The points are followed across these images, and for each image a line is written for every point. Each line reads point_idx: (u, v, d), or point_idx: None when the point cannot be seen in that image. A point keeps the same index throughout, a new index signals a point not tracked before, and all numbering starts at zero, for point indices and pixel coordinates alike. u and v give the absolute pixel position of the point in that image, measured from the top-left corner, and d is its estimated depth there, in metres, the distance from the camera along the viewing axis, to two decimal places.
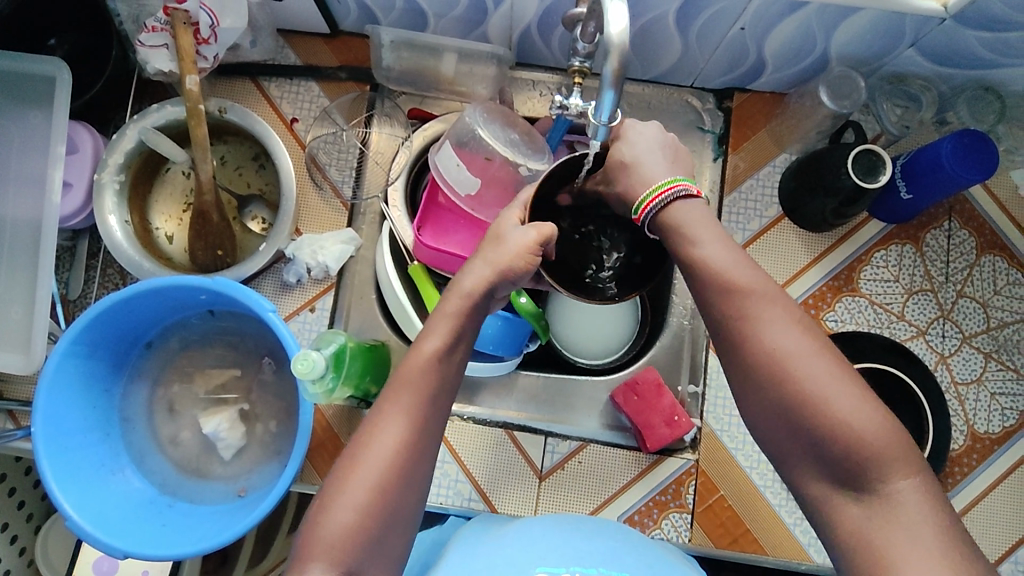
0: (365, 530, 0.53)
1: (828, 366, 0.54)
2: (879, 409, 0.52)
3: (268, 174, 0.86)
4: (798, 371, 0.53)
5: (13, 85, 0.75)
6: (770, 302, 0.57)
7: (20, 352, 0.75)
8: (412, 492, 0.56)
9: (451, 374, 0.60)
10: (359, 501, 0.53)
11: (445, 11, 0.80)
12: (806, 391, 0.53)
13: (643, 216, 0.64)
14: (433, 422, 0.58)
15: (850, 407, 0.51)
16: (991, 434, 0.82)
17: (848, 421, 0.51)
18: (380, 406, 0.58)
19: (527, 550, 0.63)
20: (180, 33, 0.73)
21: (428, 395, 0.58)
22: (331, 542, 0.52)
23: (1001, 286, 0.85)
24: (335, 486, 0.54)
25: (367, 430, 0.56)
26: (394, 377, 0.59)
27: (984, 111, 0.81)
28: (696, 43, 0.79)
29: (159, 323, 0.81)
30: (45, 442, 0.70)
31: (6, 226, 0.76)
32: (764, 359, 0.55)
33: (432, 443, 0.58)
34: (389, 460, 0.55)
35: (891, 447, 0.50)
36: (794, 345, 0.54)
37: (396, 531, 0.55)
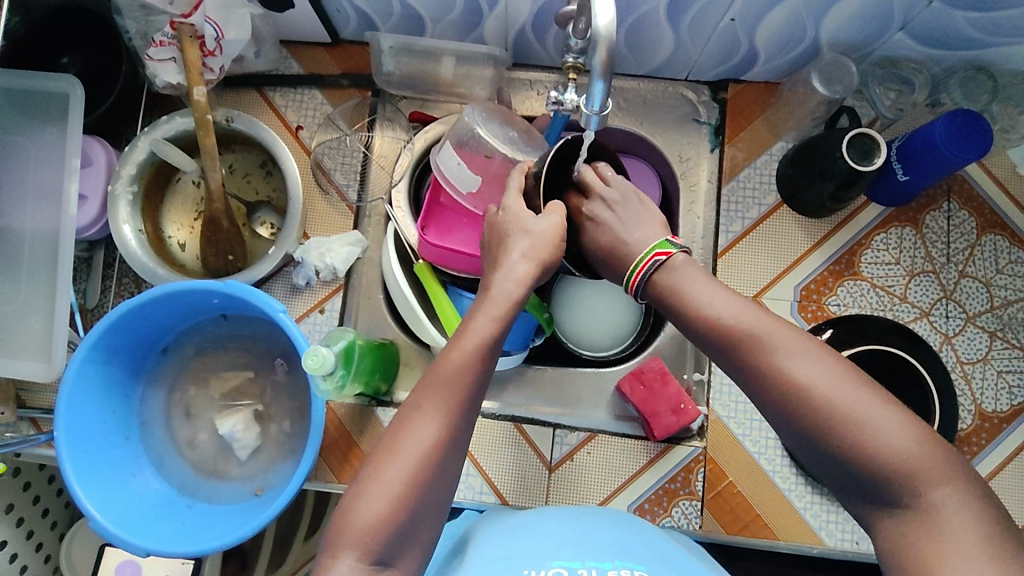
0: (396, 520, 0.54)
1: (849, 381, 0.52)
2: (911, 424, 0.50)
3: (275, 181, 0.88)
4: (821, 393, 0.52)
5: (27, 102, 0.78)
6: (779, 329, 0.56)
7: (41, 360, 0.77)
8: (443, 487, 0.57)
9: (487, 375, 0.62)
10: (394, 490, 0.54)
11: (441, 15, 0.83)
12: (828, 411, 0.51)
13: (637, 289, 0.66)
14: (467, 416, 0.59)
15: (872, 427, 0.50)
16: (999, 413, 0.82)
17: (872, 437, 0.50)
18: (417, 398, 0.59)
19: (538, 545, 0.64)
20: (187, 47, 0.75)
21: (466, 394, 0.59)
22: (363, 530, 0.53)
23: (1003, 265, 0.85)
24: (368, 476, 0.56)
25: (401, 423, 0.58)
26: (430, 373, 0.60)
27: (977, 91, 0.82)
28: (688, 35, 0.81)
29: (175, 329, 0.83)
30: (69, 446, 0.72)
31: (25, 239, 0.78)
32: (781, 383, 0.54)
33: (464, 438, 0.60)
34: (423, 452, 0.56)
35: (929, 460, 0.49)
36: (820, 370, 0.53)
37: (425, 522, 0.56)
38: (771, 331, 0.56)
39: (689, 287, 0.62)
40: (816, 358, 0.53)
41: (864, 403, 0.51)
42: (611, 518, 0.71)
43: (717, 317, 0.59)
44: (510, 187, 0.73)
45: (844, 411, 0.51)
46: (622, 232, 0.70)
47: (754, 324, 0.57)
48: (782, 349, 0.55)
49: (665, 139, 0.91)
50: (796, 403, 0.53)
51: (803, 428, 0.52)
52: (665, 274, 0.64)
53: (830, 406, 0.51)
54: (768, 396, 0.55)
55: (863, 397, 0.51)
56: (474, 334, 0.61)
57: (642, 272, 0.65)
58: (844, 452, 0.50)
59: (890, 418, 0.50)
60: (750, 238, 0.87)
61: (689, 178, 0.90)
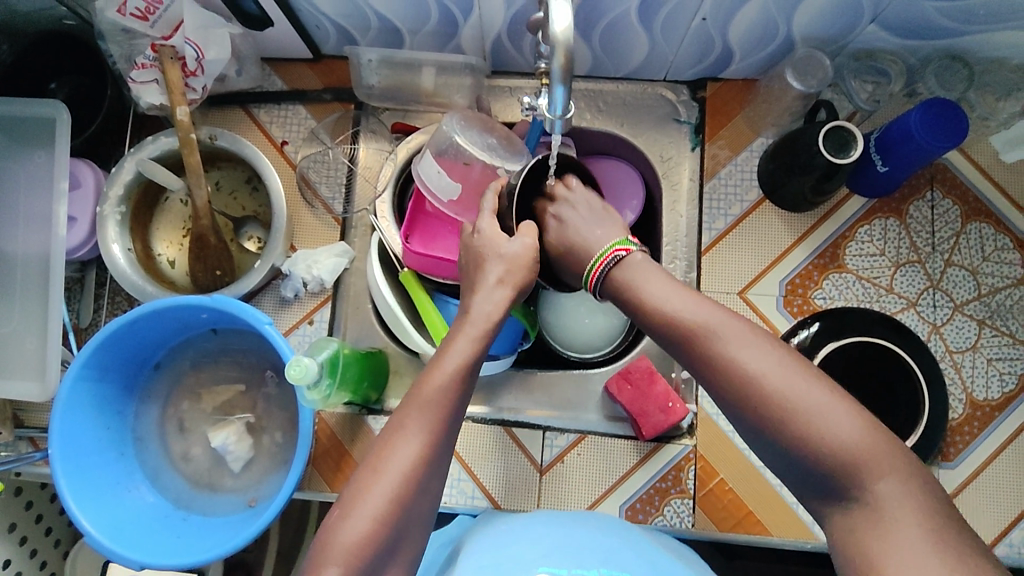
0: (380, 536, 0.54)
1: (801, 375, 0.52)
2: (862, 415, 0.50)
3: (261, 196, 0.90)
4: (775, 389, 0.52)
5: (17, 129, 0.80)
6: (731, 324, 0.56)
7: (36, 380, 0.79)
8: (425, 498, 0.57)
9: (469, 390, 0.62)
10: (375, 512, 0.54)
11: (418, 27, 0.84)
12: (780, 405, 0.51)
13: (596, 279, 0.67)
14: (450, 428, 0.60)
15: (824, 420, 0.50)
16: (991, 401, 0.82)
17: (825, 429, 0.50)
18: (400, 414, 0.59)
19: (520, 552, 0.64)
20: (169, 69, 0.78)
21: (448, 410, 0.59)
22: (348, 545, 0.53)
23: (989, 252, 0.85)
24: (354, 492, 0.55)
25: (385, 441, 0.58)
26: (416, 390, 0.60)
27: (953, 79, 0.82)
28: (662, 36, 0.81)
29: (166, 345, 0.84)
30: (63, 463, 0.73)
31: (17, 262, 0.80)
32: (735, 378, 0.54)
33: (448, 450, 0.60)
34: (409, 467, 0.56)
35: (880, 449, 0.49)
36: (773, 365, 0.53)
37: (409, 534, 0.56)
38: (730, 333, 0.55)
39: (645, 287, 0.62)
40: (782, 369, 0.52)
41: (815, 396, 0.51)
42: (603, 524, 0.72)
43: (673, 312, 0.59)
44: (483, 211, 0.74)
45: (795, 404, 0.51)
46: (598, 230, 0.70)
47: (720, 332, 0.56)
48: (734, 344, 0.55)
49: (646, 139, 0.92)
50: (750, 398, 0.53)
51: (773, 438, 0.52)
52: (629, 276, 0.64)
53: (782, 400, 0.51)
54: (723, 392, 0.55)
55: (814, 389, 0.51)
56: (449, 356, 0.62)
57: (601, 267, 0.66)
58: (801, 446, 0.50)
59: (840, 411, 0.50)
60: (732, 235, 0.87)
61: (671, 177, 0.91)
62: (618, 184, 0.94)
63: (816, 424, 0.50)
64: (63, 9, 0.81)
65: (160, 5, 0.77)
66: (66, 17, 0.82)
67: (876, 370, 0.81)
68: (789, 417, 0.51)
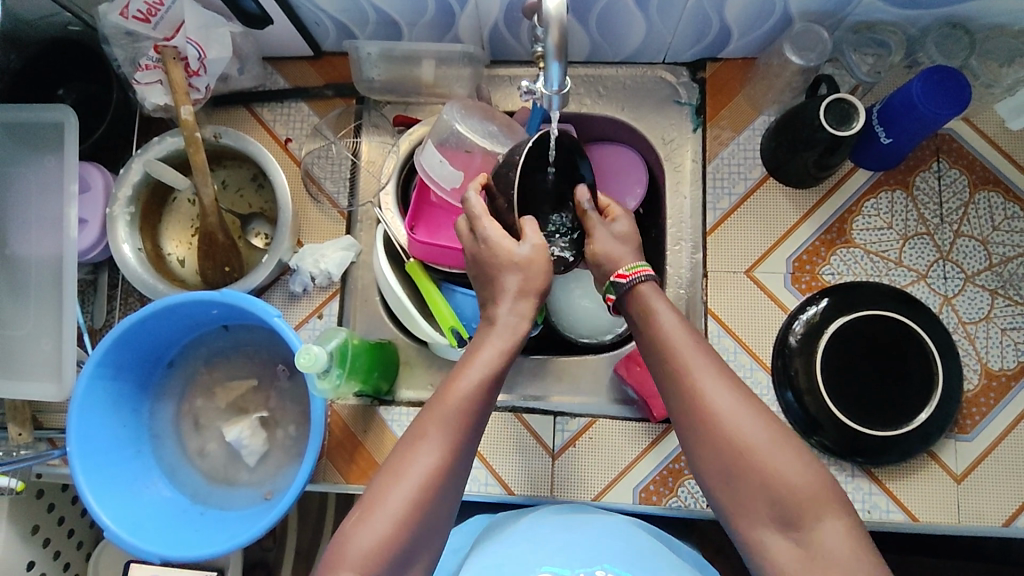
0: (397, 545, 0.54)
1: (755, 415, 0.58)
2: (812, 461, 0.57)
3: (267, 193, 0.91)
4: (730, 429, 0.58)
5: (26, 135, 0.81)
6: (703, 357, 0.61)
7: (52, 381, 0.80)
8: (446, 506, 0.58)
9: (492, 399, 0.62)
10: (393, 518, 0.55)
11: (416, 19, 0.84)
12: (733, 441, 0.57)
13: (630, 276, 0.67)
14: (473, 431, 0.60)
15: (777, 462, 0.56)
16: (1007, 371, 0.81)
17: (778, 468, 0.56)
18: (420, 422, 0.60)
19: (529, 551, 0.65)
20: (171, 68, 0.79)
21: (470, 421, 0.60)
22: (367, 549, 0.54)
23: (999, 221, 0.84)
24: (373, 496, 0.56)
25: (406, 447, 0.58)
26: (440, 395, 0.61)
27: (955, 48, 0.81)
28: (659, 17, 0.81)
29: (178, 342, 0.86)
30: (81, 459, 0.75)
31: (31, 266, 0.81)
32: (696, 405, 0.59)
33: (466, 465, 0.60)
34: (427, 475, 0.57)
35: (828, 495, 0.55)
36: (729, 400, 0.59)
37: (427, 541, 0.57)
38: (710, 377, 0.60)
39: (649, 306, 0.66)
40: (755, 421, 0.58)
41: (772, 443, 0.57)
42: (605, 525, 0.70)
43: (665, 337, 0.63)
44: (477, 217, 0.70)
45: (745, 444, 0.57)
46: None
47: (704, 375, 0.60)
48: (697, 373, 0.60)
49: (647, 122, 0.92)
50: (705, 429, 0.58)
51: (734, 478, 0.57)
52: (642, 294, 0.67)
53: (738, 437, 0.57)
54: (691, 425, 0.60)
55: (770, 431, 0.57)
56: (472, 367, 0.62)
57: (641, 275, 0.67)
58: (750, 481, 0.56)
59: (789, 455, 0.56)
60: (737, 215, 0.87)
61: (674, 159, 0.91)
62: (623, 171, 0.95)
63: (770, 463, 0.56)
64: (68, 15, 0.83)
65: (162, 6, 0.79)
66: (72, 22, 0.84)
67: (898, 354, 0.80)
68: (738, 454, 0.57)
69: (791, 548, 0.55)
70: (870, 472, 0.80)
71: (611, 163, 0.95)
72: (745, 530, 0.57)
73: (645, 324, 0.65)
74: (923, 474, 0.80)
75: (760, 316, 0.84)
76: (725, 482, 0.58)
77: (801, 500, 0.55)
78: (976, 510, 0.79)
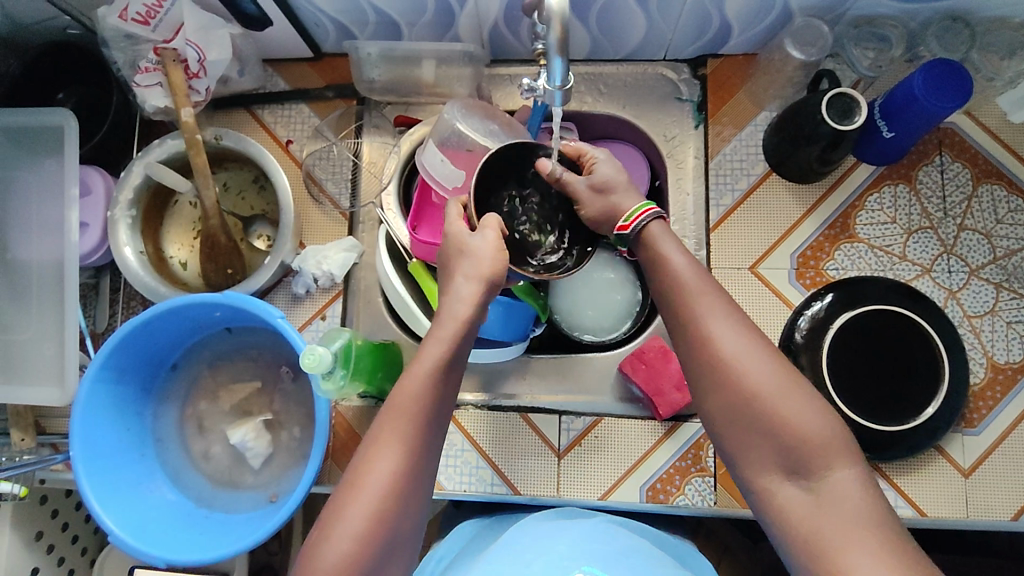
0: (364, 557, 0.54)
1: (765, 363, 0.58)
2: (824, 411, 0.57)
3: (269, 195, 0.91)
4: (740, 373, 0.58)
5: (25, 138, 0.81)
6: (711, 300, 0.62)
7: (55, 385, 0.80)
8: (412, 512, 0.57)
9: (446, 396, 0.61)
10: (355, 532, 0.54)
11: (415, 19, 0.84)
12: (743, 386, 0.58)
13: (632, 224, 0.68)
14: (428, 435, 0.59)
15: (782, 406, 0.57)
16: (1012, 364, 0.81)
17: (784, 412, 0.57)
18: (375, 432, 0.59)
19: (522, 556, 0.65)
20: (172, 71, 0.78)
21: (423, 422, 0.59)
22: (332, 566, 0.53)
23: (1002, 214, 0.84)
24: (333, 513, 0.56)
25: (361, 458, 0.58)
26: (390, 403, 0.60)
27: (955, 41, 0.81)
28: (659, 14, 0.81)
29: (181, 345, 0.85)
30: (85, 464, 0.74)
31: (32, 270, 0.81)
32: (710, 349, 0.60)
33: (427, 465, 0.59)
34: (383, 484, 0.56)
35: (838, 446, 0.56)
36: (738, 344, 0.59)
37: (397, 547, 0.56)
38: (722, 319, 0.61)
39: (661, 249, 0.66)
40: (766, 367, 0.58)
41: (780, 388, 0.57)
42: (590, 525, 0.70)
43: (678, 282, 0.64)
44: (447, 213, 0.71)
45: (752, 390, 0.57)
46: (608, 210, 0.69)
47: (714, 317, 0.61)
48: (709, 316, 0.61)
49: (649, 119, 0.92)
50: (714, 375, 0.59)
51: (748, 420, 0.58)
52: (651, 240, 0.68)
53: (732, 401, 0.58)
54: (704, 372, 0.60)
55: (782, 380, 0.58)
56: (418, 363, 0.61)
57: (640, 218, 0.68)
58: (758, 425, 0.57)
59: (795, 400, 0.57)
60: (740, 211, 0.87)
61: (676, 157, 0.90)
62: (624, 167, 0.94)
63: (779, 406, 0.57)
64: (68, 18, 0.82)
65: (161, 8, 0.78)
66: (71, 26, 0.84)
67: (904, 352, 0.79)
68: (746, 400, 0.58)
69: (801, 494, 0.55)
70: (878, 467, 0.80)
71: (616, 160, 0.94)
72: (753, 473, 0.58)
73: (664, 275, 0.65)
74: (932, 469, 0.79)
75: (764, 312, 0.84)
76: (736, 428, 0.58)
77: (808, 446, 0.55)
78: (985, 505, 0.78)
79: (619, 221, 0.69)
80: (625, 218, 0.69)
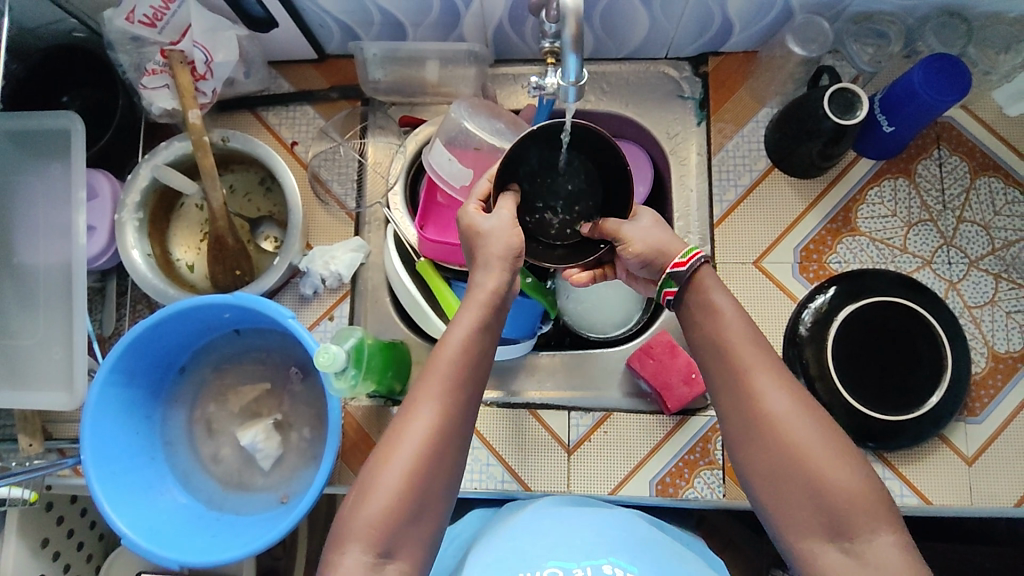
0: (401, 512, 0.55)
1: (809, 423, 0.57)
2: (870, 474, 0.55)
3: (275, 196, 0.91)
4: (782, 424, 0.57)
5: (29, 142, 0.80)
6: (756, 353, 0.60)
7: (63, 390, 0.79)
8: (449, 474, 0.58)
9: (483, 359, 0.61)
10: (393, 487, 0.55)
11: (420, 19, 0.85)
12: (790, 446, 0.56)
13: (689, 262, 0.64)
14: (467, 396, 0.59)
15: (830, 469, 0.55)
16: (1012, 353, 0.83)
17: (829, 475, 0.55)
18: (414, 390, 0.59)
19: (543, 538, 0.64)
20: (179, 73, 0.79)
21: (461, 383, 0.59)
22: (366, 526, 0.55)
23: (1000, 206, 0.85)
24: (372, 469, 0.57)
25: (399, 417, 0.58)
26: (432, 362, 0.60)
27: (953, 37, 0.83)
28: (662, 13, 0.82)
29: (190, 347, 0.85)
30: (95, 468, 0.74)
31: (39, 275, 0.81)
32: (754, 406, 0.58)
33: (466, 425, 0.59)
34: (421, 441, 0.56)
35: (881, 509, 0.54)
36: (785, 405, 0.57)
37: (435, 504, 0.57)
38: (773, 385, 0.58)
39: (709, 297, 0.64)
40: (807, 425, 0.57)
41: (830, 454, 0.55)
42: (597, 517, 0.68)
43: (722, 333, 0.62)
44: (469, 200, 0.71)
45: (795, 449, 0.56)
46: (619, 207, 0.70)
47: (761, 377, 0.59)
48: (757, 371, 0.59)
49: (651, 116, 0.93)
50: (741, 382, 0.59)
51: (784, 469, 0.56)
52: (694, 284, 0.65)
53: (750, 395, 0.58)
54: (741, 425, 0.59)
55: (829, 444, 0.56)
56: (454, 330, 0.61)
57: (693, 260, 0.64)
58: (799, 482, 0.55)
59: (843, 467, 0.55)
60: (744, 207, 0.88)
61: (679, 154, 0.91)
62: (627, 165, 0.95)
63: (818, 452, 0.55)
64: (74, 22, 0.83)
65: (168, 10, 0.79)
66: (76, 29, 0.84)
67: (907, 346, 0.81)
68: (792, 463, 0.56)
69: (841, 558, 0.54)
70: (883, 456, 0.81)
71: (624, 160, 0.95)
72: (787, 527, 0.56)
73: (706, 308, 0.63)
74: (936, 457, 0.81)
75: (770, 305, 0.85)
76: None
77: (854, 513, 0.54)
78: (988, 492, 0.80)
79: (676, 256, 0.66)
80: (682, 255, 0.65)
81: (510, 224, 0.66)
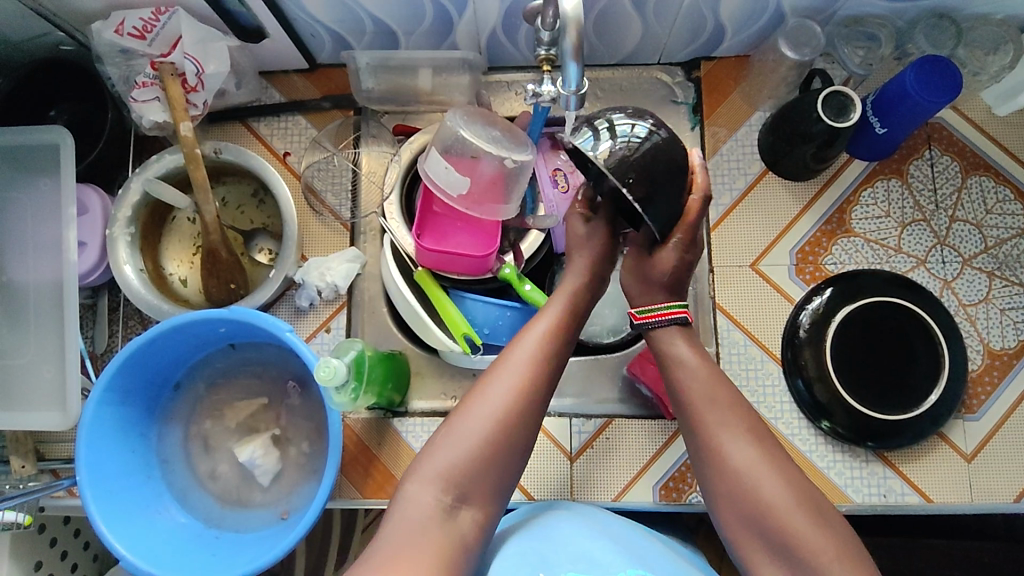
0: (473, 463, 0.57)
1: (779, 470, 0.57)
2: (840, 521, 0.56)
3: (269, 208, 0.90)
4: (753, 468, 0.57)
5: (16, 158, 0.79)
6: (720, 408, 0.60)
7: (56, 409, 0.78)
8: (524, 439, 0.60)
9: (565, 343, 0.65)
10: (467, 438, 0.58)
11: (413, 27, 0.84)
12: (754, 497, 0.56)
13: (639, 319, 0.68)
14: (553, 372, 0.63)
15: (808, 515, 0.55)
16: (1008, 349, 0.83)
17: (798, 525, 0.55)
18: (498, 358, 0.63)
19: (557, 544, 0.61)
20: (169, 84, 0.77)
21: (544, 358, 0.62)
22: (438, 478, 0.57)
23: (991, 204, 0.86)
24: (449, 424, 0.59)
25: (481, 381, 0.61)
26: (521, 334, 0.64)
27: (943, 38, 0.83)
28: (655, 20, 0.83)
29: (184, 363, 0.84)
30: (92, 488, 0.73)
31: (29, 293, 0.79)
32: (718, 460, 0.59)
33: (545, 401, 0.62)
34: (500, 401, 0.59)
35: (848, 556, 0.54)
36: (749, 454, 0.58)
37: (505, 466, 0.59)
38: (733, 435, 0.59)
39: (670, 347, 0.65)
40: (773, 472, 0.57)
41: (797, 501, 0.55)
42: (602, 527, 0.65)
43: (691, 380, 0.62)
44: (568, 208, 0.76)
45: (772, 493, 0.56)
46: None
47: (724, 429, 0.59)
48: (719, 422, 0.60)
49: None
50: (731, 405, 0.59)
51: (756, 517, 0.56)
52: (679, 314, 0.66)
53: None
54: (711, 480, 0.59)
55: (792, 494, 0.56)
56: (541, 315, 0.66)
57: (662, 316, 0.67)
58: (772, 529, 0.55)
59: (813, 517, 0.55)
60: (739, 211, 0.88)
61: None
62: None
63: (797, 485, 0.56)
64: (62, 34, 0.82)
65: (158, 22, 0.78)
66: (64, 41, 0.84)
67: (903, 345, 0.81)
68: (781, 502, 0.56)
69: None
70: (884, 456, 0.81)
71: None
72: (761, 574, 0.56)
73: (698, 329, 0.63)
74: (935, 456, 0.81)
75: (768, 308, 0.86)
76: (763, 450, 0.58)
77: (827, 562, 0.53)
78: (987, 490, 0.80)
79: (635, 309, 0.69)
80: (638, 310, 0.68)
81: (588, 239, 0.72)
